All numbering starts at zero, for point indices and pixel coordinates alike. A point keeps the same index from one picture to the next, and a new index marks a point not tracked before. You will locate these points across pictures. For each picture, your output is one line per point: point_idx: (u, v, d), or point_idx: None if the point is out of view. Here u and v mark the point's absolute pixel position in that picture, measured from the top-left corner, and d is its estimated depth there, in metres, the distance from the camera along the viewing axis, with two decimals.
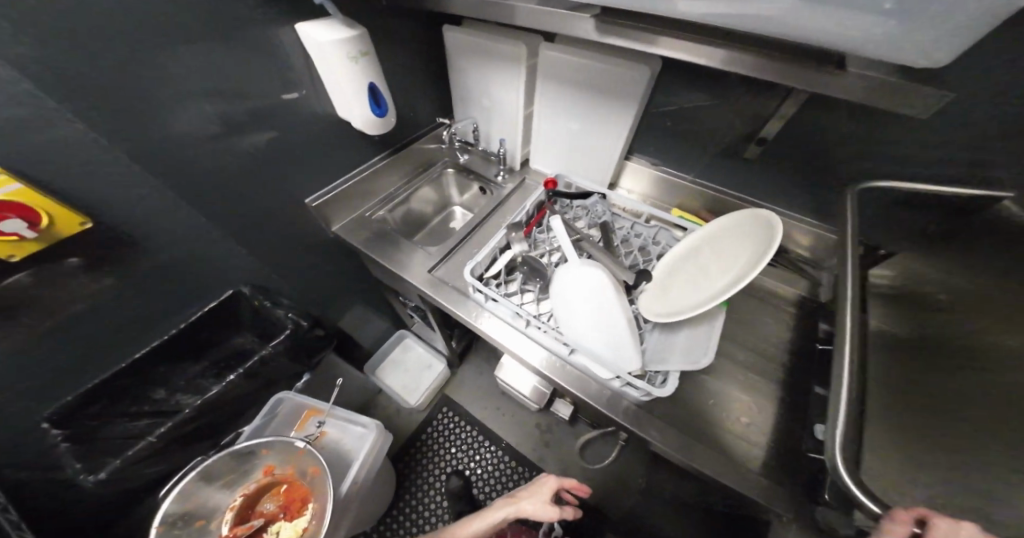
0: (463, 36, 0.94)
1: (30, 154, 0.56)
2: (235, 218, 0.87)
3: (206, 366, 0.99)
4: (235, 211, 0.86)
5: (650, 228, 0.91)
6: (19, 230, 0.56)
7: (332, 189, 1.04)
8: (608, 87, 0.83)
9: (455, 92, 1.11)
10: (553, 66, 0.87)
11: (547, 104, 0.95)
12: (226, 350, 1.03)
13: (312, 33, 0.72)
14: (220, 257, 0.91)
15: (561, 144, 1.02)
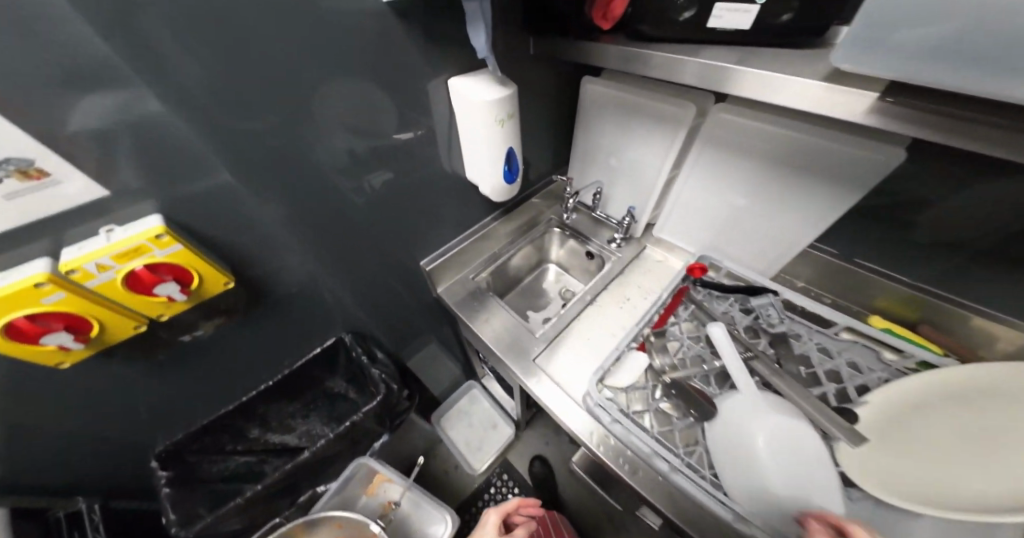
0: (606, 92, 0.81)
1: (183, 191, 0.55)
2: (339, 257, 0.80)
3: (303, 404, 1.09)
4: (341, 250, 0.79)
5: (841, 341, 0.68)
6: (170, 293, 0.57)
7: (442, 253, 0.99)
8: (810, 163, 0.63)
9: (576, 150, 0.98)
10: (726, 131, 0.70)
11: (701, 176, 0.79)
12: (327, 389, 1.13)
13: (464, 88, 0.62)
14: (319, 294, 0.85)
15: (709, 221, 0.84)
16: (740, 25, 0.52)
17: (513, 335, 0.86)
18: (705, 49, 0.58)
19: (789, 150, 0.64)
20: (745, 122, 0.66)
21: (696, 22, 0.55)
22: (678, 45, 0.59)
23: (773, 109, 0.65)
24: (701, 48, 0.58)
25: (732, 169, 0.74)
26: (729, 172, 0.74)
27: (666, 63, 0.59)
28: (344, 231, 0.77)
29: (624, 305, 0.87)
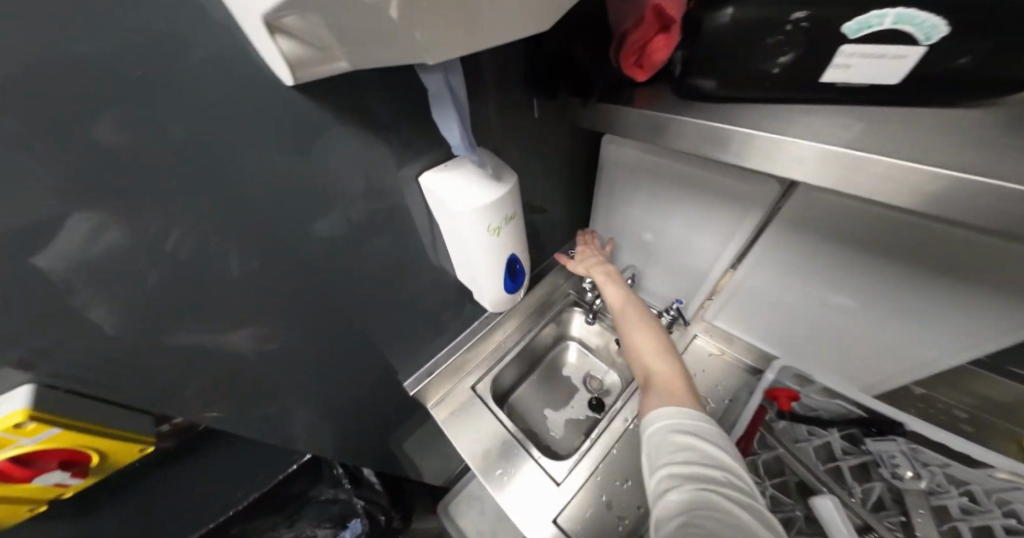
0: (634, 156, 0.61)
1: (56, 351, 0.29)
2: (299, 394, 0.54)
3: (283, 519, 0.82)
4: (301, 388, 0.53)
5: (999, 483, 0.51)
6: (53, 482, 0.33)
7: (432, 368, 0.75)
8: (978, 276, 0.42)
9: (594, 220, 0.78)
10: (823, 224, 0.49)
11: (774, 267, 0.58)
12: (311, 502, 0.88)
13: (440, 188, 0.42)
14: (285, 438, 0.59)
15: (794, 320, 0.62)
16: (886, 79, 0.31)
17: (534, 478, 0.71)
18: (821, 117, 0.35)
19: (936, 249, 0.43)
20: (846, 210, 0.46)
21: (796, 74, 0.33)
22: (772, 113, 0.37)
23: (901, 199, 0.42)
24: (811, 114, 0.35)
25: (831, 268, 0.53)
26: (823, 271, 0.53)
27: (774, 146, 0.34)
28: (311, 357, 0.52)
29: None
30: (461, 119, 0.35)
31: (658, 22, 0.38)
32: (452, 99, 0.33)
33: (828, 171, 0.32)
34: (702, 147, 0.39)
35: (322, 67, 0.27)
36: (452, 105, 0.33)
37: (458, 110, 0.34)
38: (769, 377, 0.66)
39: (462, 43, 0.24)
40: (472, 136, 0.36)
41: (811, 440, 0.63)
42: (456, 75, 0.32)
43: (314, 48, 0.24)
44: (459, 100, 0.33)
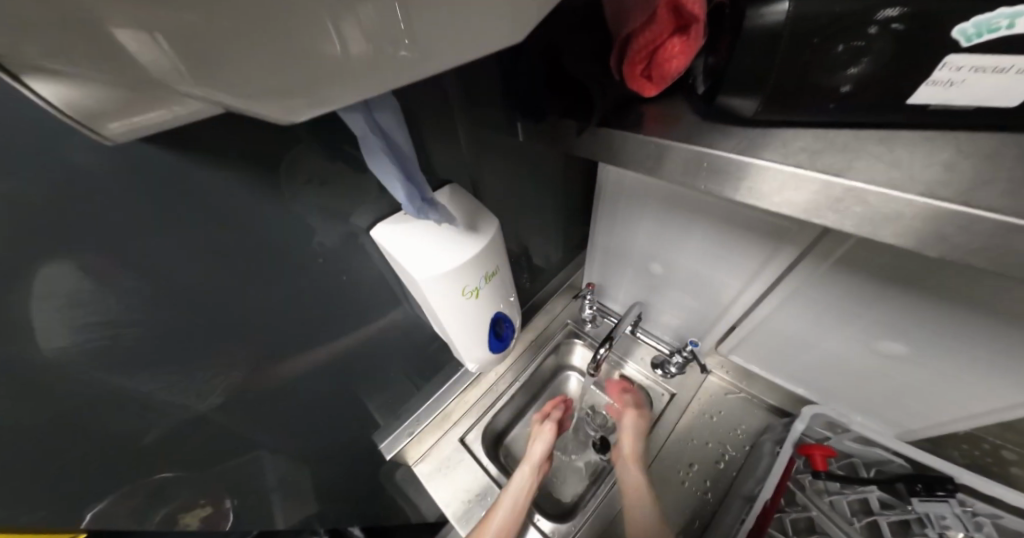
0: (637, 184, 0.54)
1: None
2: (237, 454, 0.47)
3: None
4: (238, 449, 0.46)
5: None
6: None
7: (411, 428, 0.71)
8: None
9: (594, 245, 0.72)
10: (824, 272, 0.44)
11: (800, 307, 0.50)
12: None
13: (397, 252, 0.34)
14: (233, 500, 0.52)
15: (812, 356, 0.56)
16: (999, 102, 0.22)
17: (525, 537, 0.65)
18: (906, 149, 0.25)
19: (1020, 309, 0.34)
20: (898, 254, 0.37)
21: (872, 92, 0.25)
22: (836, 143, 0.27)
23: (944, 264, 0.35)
24: (888, 146, 0.26)
25: (852, 306, 0.46)
26: (847, 311, 0.46)
27: (845, 194, 0.25)
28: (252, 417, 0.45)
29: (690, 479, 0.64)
30: (405, 168, 0.26)
31: (674, 23, 0.29)
32: (387, 145, 0.24)
33: (932, 229, 0.23)
34: (739, 192, 0.29)
35: (137, 117, 0.19)
36: (384, 154, 0.24)
37: (398, 157, 0.25)
38: (798, 428, 0.58)
39: (415, 62, 0.17)
40: (420, 183, 0.28)
41: (845, 496, 0.55)
42: (386, 111, 0.23)
43: (138, 89, 0.15)
44: (396, 146, 0.24)
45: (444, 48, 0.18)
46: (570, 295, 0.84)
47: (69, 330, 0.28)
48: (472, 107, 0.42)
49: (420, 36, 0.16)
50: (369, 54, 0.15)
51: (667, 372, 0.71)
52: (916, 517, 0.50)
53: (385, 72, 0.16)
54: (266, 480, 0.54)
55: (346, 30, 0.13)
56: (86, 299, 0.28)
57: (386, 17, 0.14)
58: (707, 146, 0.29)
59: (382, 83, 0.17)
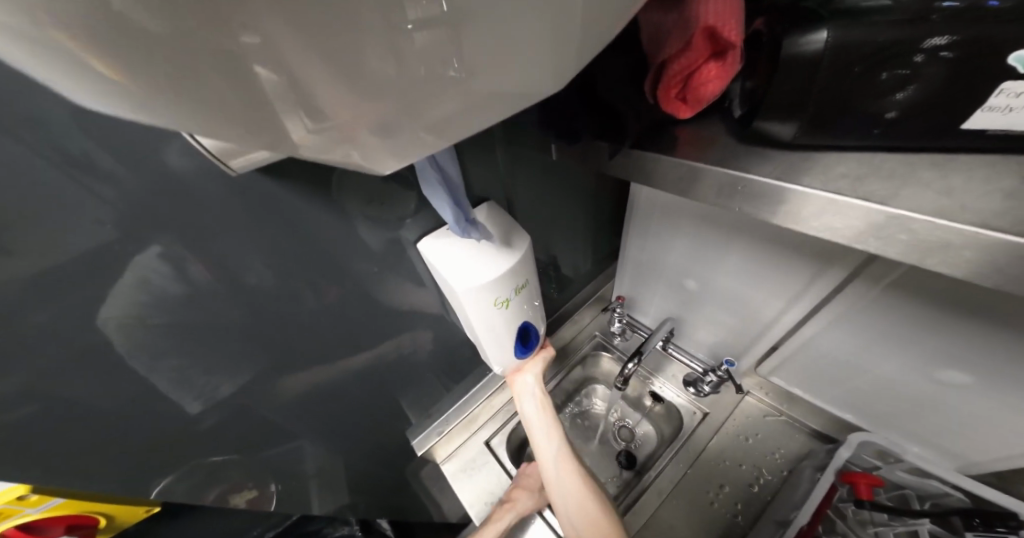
0: (671, 201, 0.54)
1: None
2: (278, 440, 0.51)
3: None
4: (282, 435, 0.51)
5: None
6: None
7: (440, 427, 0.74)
8: None
9: (625, 258, 0.72)
10: (889, 285, 0.40)
11: (847, 329, 0.48)
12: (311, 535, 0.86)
13: (440, 265, 0.36)
14: (272, 485, 0.56)
15: (860, 381, 0.53)
16: None
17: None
18: (960, 175, 0.24)
19: None
20: (954, 281, 0.35)
21: (920, 117, 0.24)
22: (882, 168, 0.27)
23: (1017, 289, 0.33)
24: (940, 172, 0.25)
25: (907, 334, 0.43)
26: (902, 337, 0.44)
27: (888, 222, 0.24)
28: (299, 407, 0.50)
29: (717, 496, 0.63)
30: (454, 195, 0.29)
31: (711, 47, 0.30)
32: (440, 174, 0.26)
33: (989, 262, 0.21)
34: (776, 215, 0.29)
35: (254, 154, 0.28)
36: (441, 186, 0.27)
37: (451, 189, 0.28)
38: (843, 455, 0.56)
39: (465, 81, 0.17)
40: (467, 209, 0.30)
41: (892, 528, 0.50)
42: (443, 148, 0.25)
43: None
44: (450, 180, 0.27)
45: (501, 76, 0.18)
46: (599, 307, 0.85)
47: (129, 322, 0.32)
48: (507, 128, 0.44)
49: (470, 50, 0.16)
50: (421, 74, 0.15)
51: (700, 391, 0.70)
52: None
53: (445, 100, 0.17)
54: (302, 468, 0.58)
55: (411, 60, 0.14)
56: (148, 294, 0.31)
57: (445, 47, 0.15)
58: (742, 170, 0.30)
59: (444, 112, 0.18)
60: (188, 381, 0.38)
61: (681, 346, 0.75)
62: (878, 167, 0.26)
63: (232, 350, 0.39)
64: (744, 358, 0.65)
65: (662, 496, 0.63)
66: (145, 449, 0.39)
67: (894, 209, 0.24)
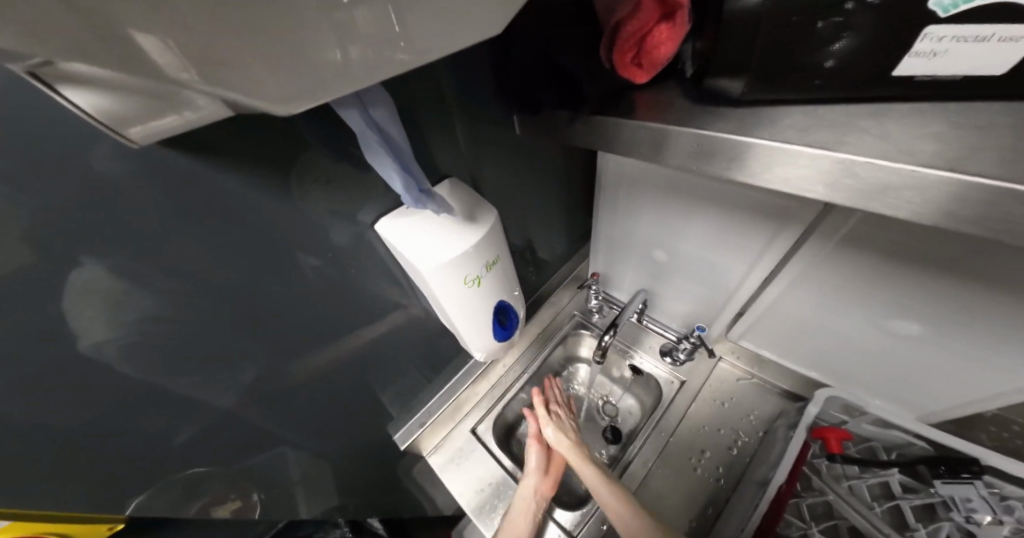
0: (639, 172, 0.54)
1: None
2: (255, 449, 0.49)
3: None
4: (258, 442, 0.49)
5: None
6: None
7: (423, 419, 0.73)
8: None
9: (597, 235, 0.73)
10: (843, 241, 0.42)
11: (809, 288, 0.50)
12: None
13: (403, 245, 0.35)
14: (252, 496, 0.54)
15: (822, 338, 0.55)
16: (989, 70, 0.22)
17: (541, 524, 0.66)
18: (895, 122, 0.25)
19: None
20: (900, 229, 0.37)
21: (855, 67, 0.25)
22: (826, 119, 0.27)
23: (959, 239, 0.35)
24: (877, 120, 0.26)
25: (862, 284, 0.45)
26: (859, 289, 0.45)
27: (835, 168, 0.25)
28: (274, 408, 0.48)
29: (701, 461, 0.64)
30: (403, 162, 0.28)
31: (660, 9, 0.29)
32: (382, 137, 0.25)
33: (926, 201, 0.22)
34: (733, 172, 0.29)
35: (156, 122, 0.22)
36: (384, 150, 0.26)
37: (397, 155, 0.27)
38: (813, 412, 0.57)
39: (405, 54, 0.17)
40: (416, 171, 0.29)
41: (864, 480, 0.53)
42: (380, 106, 0.24)
43: (153, 97, 0.17)
44: (394, 142, 0.26)
45: (435, 49, 0.19)
46: (574, 287, 0.85)
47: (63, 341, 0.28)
48: (467, 102, 0.43)
49: (407, 21, 0.16)
50: (360, 51, 0.15)
51: (677, 360, 0.72)
52: (939, 500, 0.48)
53: (378, 71, 0.17)
54: (283, 477, 0.56)
55: (346, 35, 0.14)
56: (82, 304, 0.28)
57: (382, 23, 0.15)
58: (697, 129, 0.30)
59: (372, 78, 0.18)
60: (150, 393, 0.35)
61: (656, 318, 0.77)
62: (817, 119, 0.27)
63: (200, 357, 0.37)
64: (717, 325, 0.67)
65: (648, 466, 0.65)
66: (102, 476, 0.36)
67: (844, 157, 0.24)
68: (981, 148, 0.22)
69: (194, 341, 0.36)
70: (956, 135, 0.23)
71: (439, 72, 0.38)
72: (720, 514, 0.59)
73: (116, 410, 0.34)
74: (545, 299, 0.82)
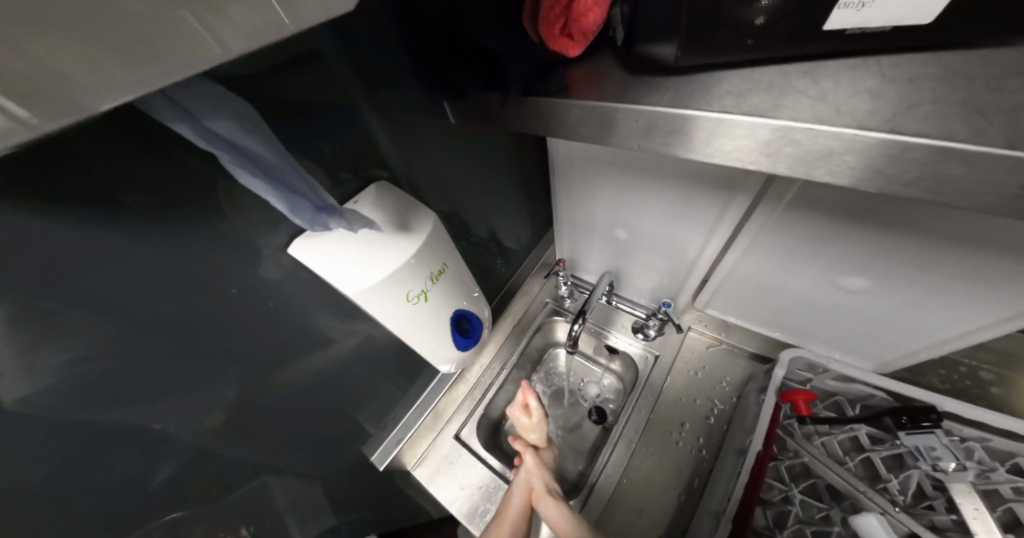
0: (587, 154, 0.52)
1: None
2: (218, 499, 0.45)
3: None
4: (218, 491, 0.44)
5: None
6: None
7: (400, 435, 0.68)
8: (986, 238, 0.33)
9: (558, 221, 0.70)
10: (793, 207, 0.42)
11: (765, 254, 0.50)
12: None
13: (324, 271, 0.30)
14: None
15: (780, 300, 0.56)
16: (917, 19, 0.21)
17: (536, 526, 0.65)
18: (830, 81, 0.24)
19: (983, 236, 0.33)
20: (841, 194, 0.37)
21: (786, 24, 0.23)
22: (761, 82, 0.25)
23: (893, 199, 0.35)
24: (812, 80, 0.24)
25: (812, 246, 0.45)
26: (812, 253, 0.46)
27: (773, 136, 0.23)
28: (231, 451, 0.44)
29: (682, 434, 0.65)
30: (279, 179, 0.25)
31: None
32: (237, 153, 0.22)
33: (869, 165, 0.21)
34: (674, 148, 0.27)
35: None
36: (243, 169, 0.22)
37: (266, 171, 0.24)
38: (780, 375, 0.58)
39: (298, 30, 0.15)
40: (286, 184, 0.25)
41: (834, 436, 0.55)
42: (222, 119, 0.20)
43: None
44: (257, 158, 0.23)
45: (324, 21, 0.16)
46: (543, 275, 0.84)
47: None
48: (381, 93, 0.39)
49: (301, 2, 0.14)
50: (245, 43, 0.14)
51: (648, 335, 0.73)
52: (906, 451, 0.50)
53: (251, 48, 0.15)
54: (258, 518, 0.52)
55: (223, 32, 0.13)
56: None
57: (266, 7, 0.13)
58: (632, 103, 0.27)
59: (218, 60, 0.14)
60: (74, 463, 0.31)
61: (624, 296, 0.77)
62: (751, 84, 0.25)
63: (127, 410, 0.33)
64: (683, 296, 0.67)
65: (632, 445, 0.65)
66: None
67: (782, 122, 0.22)
68: (914, 105, 0.21)
69: (114, 400, 0.32)
70: (887, 95, 0.22)
71: (339, 61, 0.34)
72: (704, 485, 0.60)
73: (33, 496, 0.29)
74: (515, 293, 0.80)
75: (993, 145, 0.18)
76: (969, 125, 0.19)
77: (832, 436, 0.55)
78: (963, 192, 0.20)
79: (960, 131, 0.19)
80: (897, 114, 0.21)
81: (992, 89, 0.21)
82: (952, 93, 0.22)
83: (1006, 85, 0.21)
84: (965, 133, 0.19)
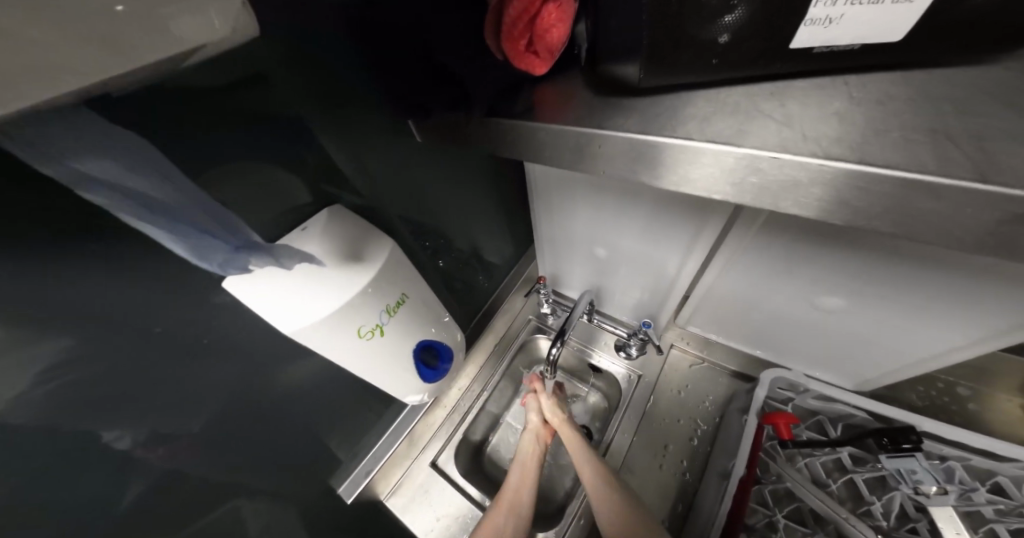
0: (561, 174, 0.51)
1: None
2: None
3: None
4: None
5: None
6: None
7: (370, 465, 0.64)
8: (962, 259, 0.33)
9: (538, 237, 0.68)
10: (769, 231, 0.41)
11: (741, 273, 0.49)
12: None
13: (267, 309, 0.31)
14: None
15: (760, 318, 0.55)
16: (884, 36, 0.20)
17: None
18: (797, 102, 0.23)
19: (960, 258, 0.33)
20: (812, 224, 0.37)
21: (749, 45, 0.22)
22: (728, 104, 0.24)
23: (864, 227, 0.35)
24: (779, 101, 0.23)
25: (790, 266, 0.44)
26: (791, 274, 0.45)
27: (738, 164, 0.21)
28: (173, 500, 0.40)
29: (665, 457, 0.63)
30: (182, 222, 0.23)
31: None
32: (127, 195, 0.20)
33: (838, 197, 0.20)
34: (640, 174, 0.26)
35: None
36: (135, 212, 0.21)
37: (165, 213, 0.22)
38: (762, 396, 0.57)
39: None
40: (189, 228, 0.24)
41: (817, 457, 0.54)
42: (109, 159, 0.19)
43: None
44: (154, 200, 0.21)
45: None
46: (524, 292, 0.82)
47: None
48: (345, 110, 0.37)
49: None
50: None
51: (630, 354, 0.71)
52: (887, 473, 0.49)
53: None
54: None
55: None
56: None
57: None
58: (597, 127, 0.26)
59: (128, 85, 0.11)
60: None
61: (606, 314, 0.75)
62: (717, 106, 0.24)
63: None
64: (664, 312, 0.66)
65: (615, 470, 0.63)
66: None
67: (749, 149, 0.21)
68: (883, 130, 0.20)
69: None
70: (855, 120, 0.21)
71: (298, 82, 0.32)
72: (687, 512, 0.58)
73: None
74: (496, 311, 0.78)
75: (966, 176, 0.17)
76: (940, 154, 0.18)
77: (814, 458, 0.54)
78: (934, 226, 0.18)
79: (933, 160, 0.18)
80: (867, 140, 0.20)
81: (962, 113, 0.20)
82: (922, 116, 0.21)
83: (973, 110, 0.21)
84: (937, 163, 0.18)
